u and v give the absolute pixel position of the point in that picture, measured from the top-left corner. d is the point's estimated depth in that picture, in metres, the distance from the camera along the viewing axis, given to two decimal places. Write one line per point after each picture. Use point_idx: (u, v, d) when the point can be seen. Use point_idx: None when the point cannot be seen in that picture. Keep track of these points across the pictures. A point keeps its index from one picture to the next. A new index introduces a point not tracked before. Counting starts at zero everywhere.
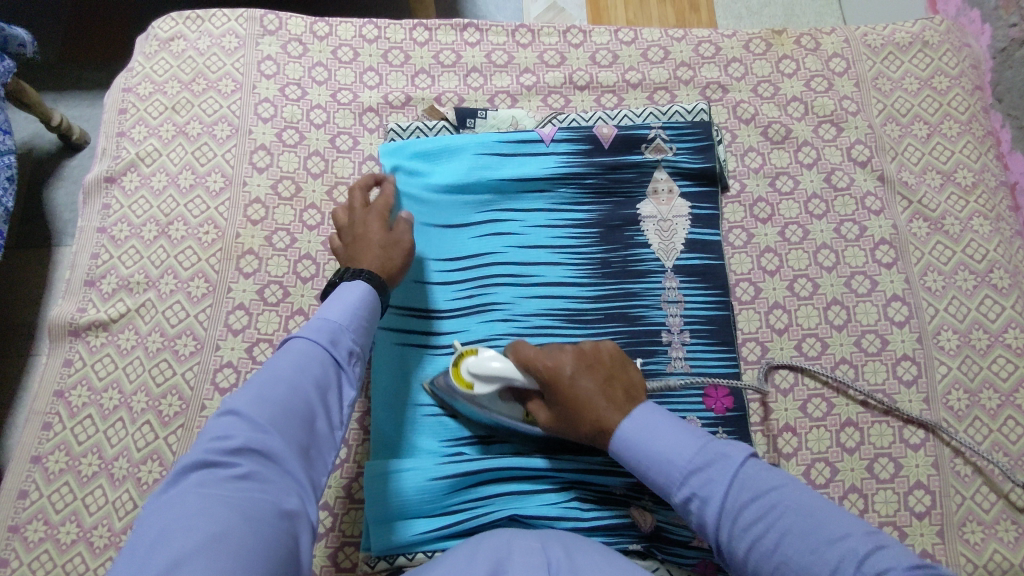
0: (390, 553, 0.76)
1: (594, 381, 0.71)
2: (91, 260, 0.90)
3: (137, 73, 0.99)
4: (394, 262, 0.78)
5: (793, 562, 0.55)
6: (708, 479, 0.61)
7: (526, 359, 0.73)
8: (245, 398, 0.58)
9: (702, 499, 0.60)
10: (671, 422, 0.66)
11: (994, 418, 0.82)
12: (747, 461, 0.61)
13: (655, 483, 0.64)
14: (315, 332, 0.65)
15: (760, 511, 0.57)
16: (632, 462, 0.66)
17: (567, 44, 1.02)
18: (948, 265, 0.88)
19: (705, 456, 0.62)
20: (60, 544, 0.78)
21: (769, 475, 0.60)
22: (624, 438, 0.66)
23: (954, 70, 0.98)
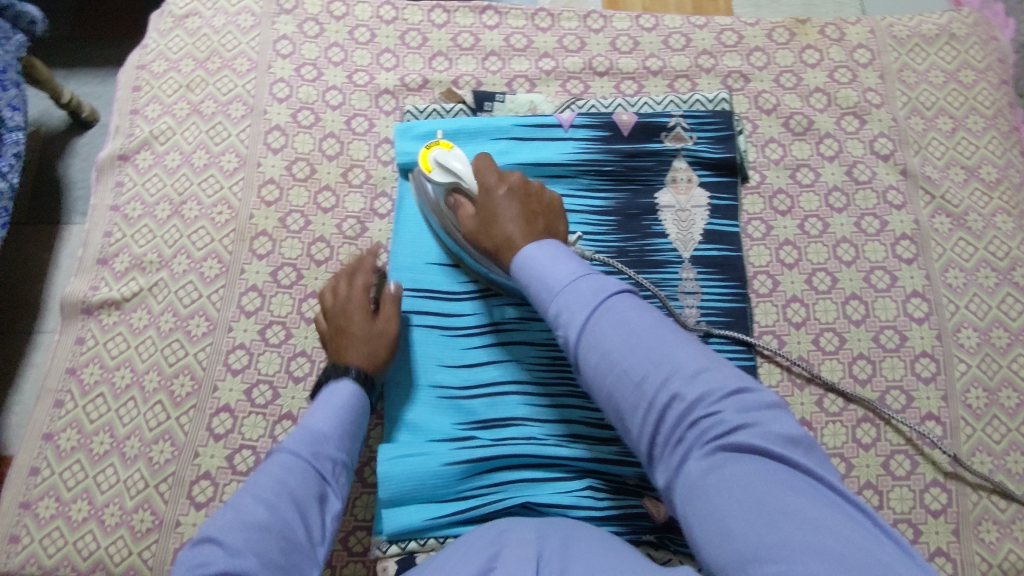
0: (401, 538, 0.75)
1: (521, 207, 0.73)
2: (104, 238, 0.89)
3: (151, 50, 0.98)
4: (381, 358, 0.77)
5: (635, 382, 0.57)
6: (577, 300, 0.61)
7: (480, 170, 0.77)
8: (224, 522, 0.58)
9: (569, 313, 0.61)
10: (561, 252, 0.65)
11: (1012, 418, 0.81)
12: (622, 294, 0.61)
13: (534, 296, 0.65)
14: (298, 444, 0.67)
15: (620, 337, 0.58)
16: (520, 278, 0.67)
17: (587, 29, 1.00)
18: (970, 261, 0.87)
19: (582, 280, 0.62)
20: (71, 521, 0.78)
21: (638, 307, 0.60)
22: (522, 259, 0.67)
23: (981, 64, 0.96)
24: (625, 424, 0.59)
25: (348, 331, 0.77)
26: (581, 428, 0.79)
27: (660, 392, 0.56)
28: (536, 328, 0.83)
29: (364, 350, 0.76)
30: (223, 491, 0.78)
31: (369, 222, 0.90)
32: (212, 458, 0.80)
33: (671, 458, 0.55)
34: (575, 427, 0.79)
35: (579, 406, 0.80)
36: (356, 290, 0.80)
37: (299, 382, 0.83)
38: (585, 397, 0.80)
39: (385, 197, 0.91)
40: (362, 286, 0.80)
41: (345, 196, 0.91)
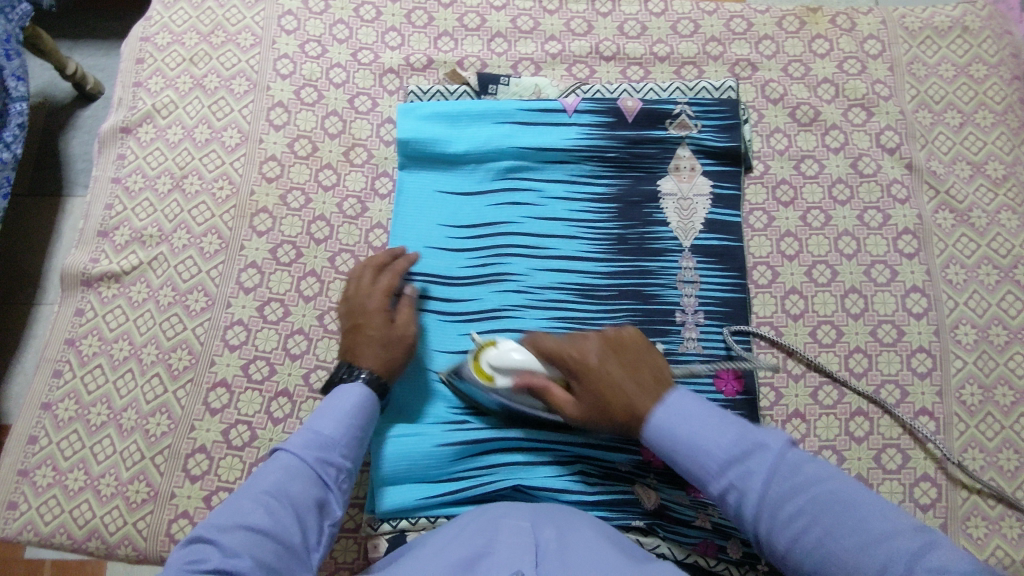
0: (392, 516, 0.76)
1: (621, 370, 0.68)
2: (105, 211, 0.89)
3: (155, 22, 0.97)
4: (395, 360, 0.75)
5: (836, 557, 0.53)
6: (748, 470, 0.58)
7: (552, 351, 0.70)
8: (222, 522, 0.59)
9: (739, 490, 0.58)
10: (703, 409, 0.63)
11: (1006, 415, 0.81)
12: (786, 451, 0.58)
13: (690, 473, 0.62)
14: (301, 448, 0.65)
15: (805, 505, 0.55)
16: (666, 452, 0.63)
17: (595, 12, 0.99)
18: (971, 258, 0.86)
19: (744, 447, 0.59)
20: (68, 490, 0.79)
21: (809, 465, 0.57)
22: (658, 426, 0.63)
23: (993, 58, 0.95)
24: None
25: (365, 330, 0.76)
26: None
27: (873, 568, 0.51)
28: (534, 314, 0.83)
29: (378, 350, 0.74)
30: (218, 465, 0.79)
31: (370, 202, 0.90)
32: (208, 433, 0.80)
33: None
34: None
35: None
36: (379, 291, 0.79)
37: (296, 360, 0.83)
38: None
39: (387, 177, 0.91)
40: (386, 286, 0.79)
41: (346, 175, 0.91)
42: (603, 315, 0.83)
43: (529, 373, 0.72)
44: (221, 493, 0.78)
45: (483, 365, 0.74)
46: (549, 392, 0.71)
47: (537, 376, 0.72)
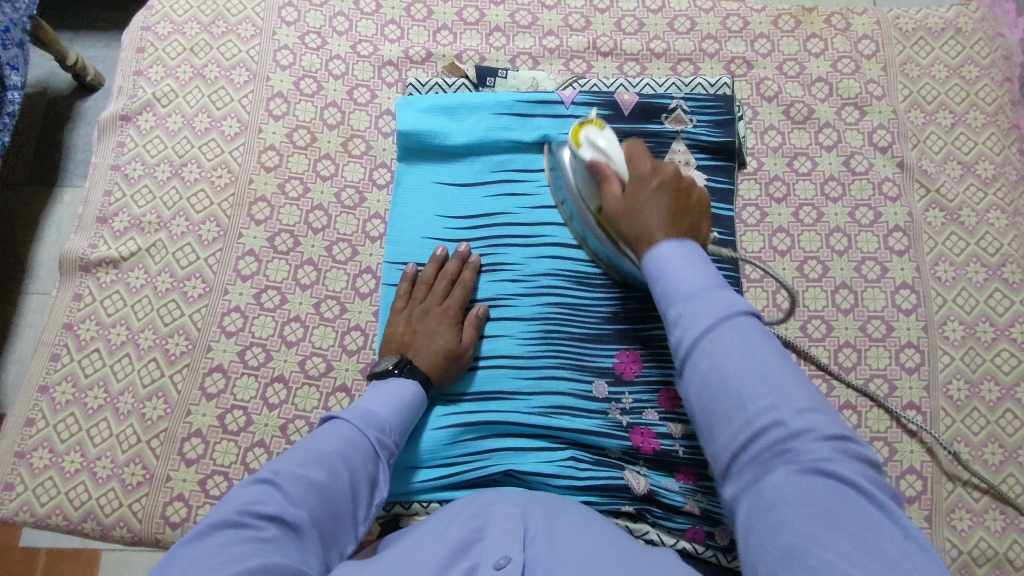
0: (388, 500, 0.77)
1: (665, 199, 0.68)
2: (104, 197, 0.90)
3: (156, 12, 0.98)
4: (446, 374, 0.79)
5: (737, 397, 0.53)
6: (703, 305, 0.56)
7: (632, 157, 0.72)
8: (288, 470, 0.61)
9: (691, 317, 0.57)
10: (694, 256, 0.61)
11: (992, 410, 0.82)
12: (745, 315, 0.56)
13: (657, 294, 0.60)
14: (363, 422, 0.69)
15: (740, 353, 0.54)
16: (648, 271, 0.62)
17: (593, 8, 1.00)
18: (961, 256, 0.88)
19: (709, 288, 0.57)
20: (64, 473, 0.79)
21: (761, 333, 0.55)
22: (656, 255, 0.62)
23: (984, 60, 0.96)
24: (714, 439, 0.55)
25: (431, 336, 0.79)
26: (567, 400, 0.80)
27: (762, 414, 0.52)
28: (529, 301, 0.84)
29: (436, 361, 0.78)
30: (213, 449, 0.80)
31: (368, 192, 0.91)
32: (204, 417, 0.81)
33: (754, 480, 0.51)
34: (563, 398, 0.80)
35: (567, 378, 0.81)
36: (453, 302, 0.82)
37: (292, 347, 0.84)
38: (573, 368, 0.82)
39: (385, 167, 0.92)
40: (459, 299, 0.82)
41: (345, 166, 0.92)
42: (598, 303, 0.84)
43: (605, 160, 0.73)
44: (216, 477, 0.79)
45: (581, 134, 0.76)
46: (607, 182, 0.72)
47: (611, 167, 0.73)
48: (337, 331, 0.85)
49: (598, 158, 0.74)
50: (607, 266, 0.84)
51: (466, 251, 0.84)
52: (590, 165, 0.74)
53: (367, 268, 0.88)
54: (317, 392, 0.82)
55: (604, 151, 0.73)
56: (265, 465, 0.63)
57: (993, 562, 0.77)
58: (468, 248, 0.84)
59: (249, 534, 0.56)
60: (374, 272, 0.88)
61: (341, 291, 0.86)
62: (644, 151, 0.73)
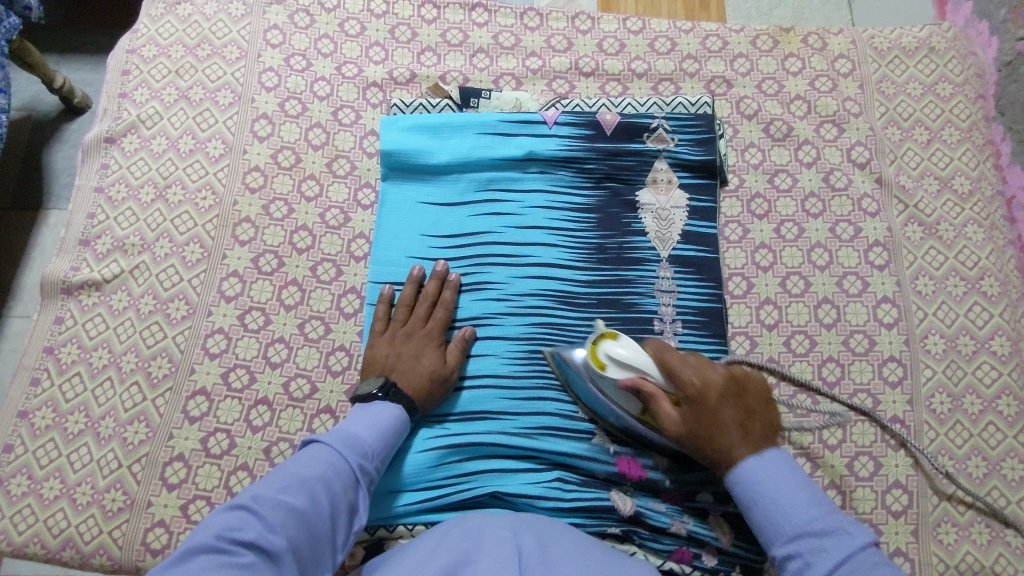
0: (372, 524, 0.76)
1: (729, 412, 0.71)
2: (87, 220, 0.90)
3: (141, 35, 0.98)
4: (431, 396, 0.78)
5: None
6: (820, 545, 0.62)
7: (672, 370, 0.73)
8: (269, 495, 0.61)
9: (806, 561, 0.62)
10: (787, 477, 0.67)
11: (975, 423, 0.83)
12: (859, 543, 0.61)
13: (762, 530, 0.66)
14: (345, 447, 0.68)
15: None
16: (744, 501, 0.68)
17: (575, 30, 1.02)
18: (940, 270, 0.89)
19: (823, 525, 0.63)
20: (43, 499, 0.78)
21: (881, 562, 0.60)
22: (749, 486, 0.67)
23: (958, 78, 0.98)
24: None
25: (415, 358, 0.79)
26: (552, 420, 0.80)
27: None
28: (514, 321, 0.84)
29: (421, 383, 0.77)
30: (196, 473, 0.79)
31: (353, 212, 0.91)
32: (186, 441, 0.80)
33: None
34: (548, 419, 0.80)
35: (553, 398, 0.81)
36: (435, 324, 0.82)
37: (276, 368, 0.83)
38: (558, 388, 0.81)
39: (370, 188, 0.92)
40: (441, 320, 0.82)
41: (329, 186, 0.92)
42: (582, 323, 0.85)
43: (641, 374, 0.74)
44: (199, 502, 0.78)
45: (599, 351, 0.76)
46: (656, 401, 0.73)
47: (651, 382, 0.74)
48: (321, 352, 0.85)
49: (635, 371, 0.74)
50: (624, 434, 0.79)
51: (445, 270, 0.84)
52: (625, 384, 0.74)
53: (351, 288, 0.88)
54: (301, 414, 0.82)
55: (634, 362, 0.74)
56: (244, 489, 0.62)
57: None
58: (446, 267, 0.85)
59: (225, 561, 0.55)
60: (359, 292, 0.87)
61: (325, 312, 0.86)
62: (677, 354, 0.75)
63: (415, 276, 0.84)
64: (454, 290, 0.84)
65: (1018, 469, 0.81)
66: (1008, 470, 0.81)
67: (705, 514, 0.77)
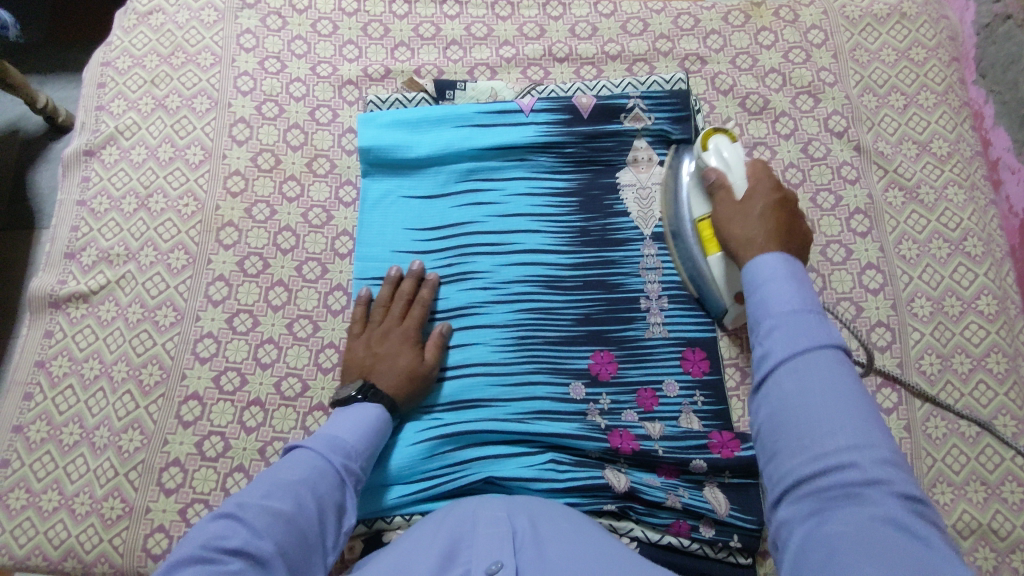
0: (369, 517, 0.77)
1: (774, 214, 0.71)
2: (71, 233, 0.90)
3: (115, 47, 0.99)
4: (413, 394, 0.79)
5: (815, 429, 0.46)
6: (798, 329, 0.50)
7: (755, 179, 0.74)
8: (252, 502, 0.59)
9: (784, 336, 0.50)
10: (797, 277, 0.55)
11: (965, 382, 0.83)
12: (836, 351, 0.49)
13: (752, 307, 0.55)
14: (327, 449, 0.68)
15: (821, 382, 0.47)
16: (747, 280, 0.57)
17: (546, 17, 1.02)
18: (923, 233, 0.89)
19: (812, 318, 0.51)
20: (42, 511, 0.78)
21: (850, 370, 0.48)
22: (759, 266, 0.57)
23: (931, 41, 0.98)
24: (772, 469, 0.47)
25: (395, 358, 0.79)
26: (544, 404, 0.80)
27: (841, 452, 0.44)
28: (500, 309, 0.85)
29: (401, 382, 0.78)
30: (192, 477, 0.79)
31: (335, 211, 0.91)
32: (181, 445, 0.81)
33: (811, 513, 0.44)
34: (540, 403, 0.80)
35: (544, 381, 0.81)
36: (412, 322, 0.82)
37: (267, 369, 0.84)
38: (550, 371, 0.82)
39: (350, 185, 0.93)
40: (418, 317, 0.82)
41: (310, 186, 0.92)
42: (569, 306, 0.85)
43: (725, 172, 0.77)
44: (197, 505, 0.78)
45: (710, 139, 0.80)
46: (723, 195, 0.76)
47: (732, 178, 0.76)
48: (311, 350, 0.85)
49: (721, 167, 0.78)
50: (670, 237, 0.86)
51: (421, 269, 0.84)
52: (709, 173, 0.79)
53: (338, 285, 0.88)
54: (294, 412, 0.82)
55: (728, 162, 0.78)
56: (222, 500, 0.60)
57: (977, 533, 0.77)
58: (422, 266, 0.85)
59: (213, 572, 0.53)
60: (345, 289, 0.88)
61: (313, 310, 0.87)
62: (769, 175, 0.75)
63: (390, 274, 0.84)
64: (428, 282, 0.84)
65: (1010, 425, 0.81)
66: (1001, 427, 0.81)
67: (700, 486, 0.77)
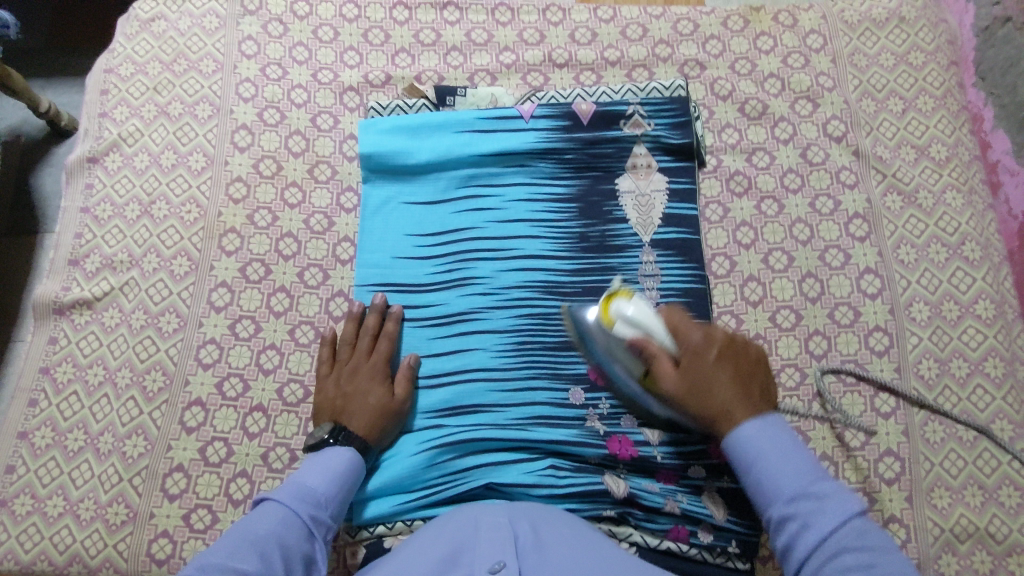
0: (371, 522, 0.77)
1: (725, 361, 0.70)
2: (74, 240, 0.91)
3: (118, 54, 0.99)
4: (386, 430, 0.78)
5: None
6: (813, 512, 0.59)
7: (677, 328, 0.71)
8: (213, 566, 0.58)
9: (804, 525, 0.59)
10: (786, 441, 0.64)
11: (963, 387, 0.83)
12: (853, 515, 0.58)
13: (752, 486, 0.64)
14: (296, 499, 0.67)
15: (855, 564, 0.55)
16: (738, 459, 0.65)
17: (546, 22, 1.02)
18: (921, 238, 0.89)
19: (818, 492, 0.60)
20: (47, 517, 0.79)
21: (875, 533, 0.57)
22: (742, 439, 0.65)
23: (930, 46, 0.98)
24: None
25: (364, 395, 0.78)
26: (544, 410, 0.81)
27: None
28: (500, 316, 0.85)
29: (372, 420, 0.77)
30: (196, 483, 0.80)
31: (336, 217, 0.92)
32: (185, 451, 0.81)
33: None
34: (539, 409, 0.81)
35: (543, 387, 0.82)
36: (379, 357, 0.81)
37: (269, 375, 0.84)
38: (549, 377, 0.82)
39: (351, 191, 0.93)
40: (385, 353, 0.82)
41: (312, 192, 0.93)
42: None
43: (646, 336, 0.72)
44: (200, 511, 0.79)
45: (610, 309, 0.74)
46: (658, 361, 0.71)
47: (655, 341, 0.71)
48: (312, 356, 0.86)
49: (638, 332, 0.72)
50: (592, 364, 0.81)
51: (382, 303, 0.84)
52: (630, 342, 0.72)
53: (339, 291, 0.89)
54: (296, 418, 0.83)
55: (640, 323, 0.72)
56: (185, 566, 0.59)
57: (974, 537, 0.78)
58: (384, 299, 0.84)
59: None
60: (346, 295, 0.88)
61: (314, 316, 0.87)
62: (684, 316, 0.73)
63: (355, 311, 0.84)
64: (394, 316, 0.84)
65: (1008, 429, 0.81)
66: (998, 431, 0.81)
67: (699, 491, 0.78)
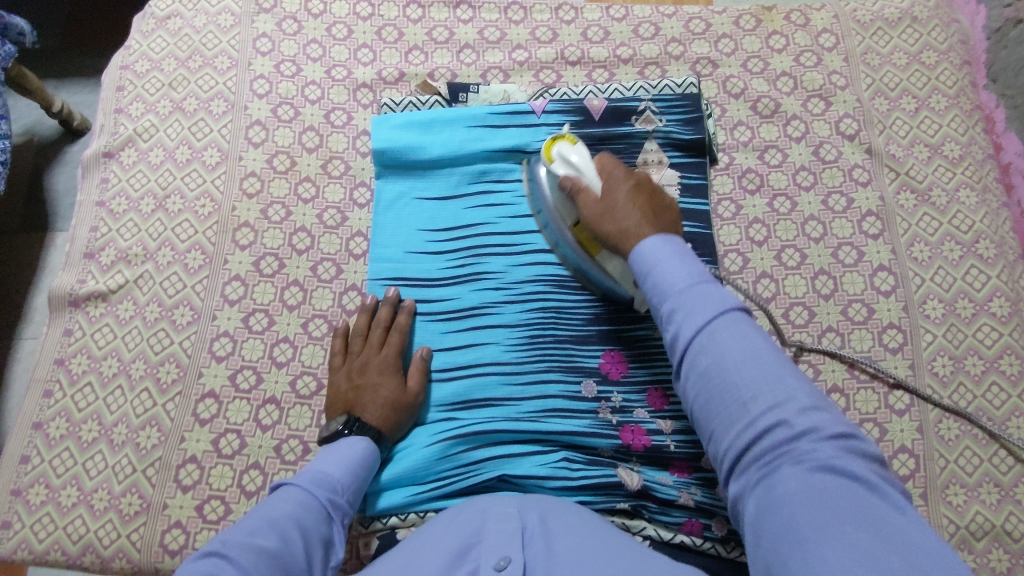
0: (385, 514, 0.77)
1: (638, 196, 0.73)
2: (90, 233, 0.91)
3: (134, 51, 1.00)
4: (399, 422, 0.79)
5: (735, 391, 0.55)
6: (699, 306, 0.59)
7: (605, 173, 0.76)
8: (237, 540, 0.57)
9: (687, 313, 0.60)
10: (682, 255, 0.64)
11: (978, 384, 0.83)
12: (735, 314, 0.59)
13: (650, 292, 0.64)
14: (313, 484, 0.67)
15: (732, 352, 0.56)
16: (638, 267, 0.66)
17: (559, 20, 1.03)
18: (934, 235, 0.89)
19: (706, 291, 0.60)
20: (61, 507, 0.79)
21: (753, 330, 0.58)
22: (646, 248, 0.66)
23: (942, 45, 0.98)
24: (713, 435, 0.57)
25: (376, 388, 0.78)
26: (556, 403, 0.81)
27: (765, 414, 0.54)
28: (512, 309, 0.85)
29: (384, 413, 0.77)
30: (209, 474, 0.80)
31: (349, 212, 0.92)
32: (198, 442, 0.82)
33: (759, 480, 0.52)
34: (551, 401, 0.81)
35: (556, 379, 0.82)
36: (391, 350, 0.81)
37: (282, 367, 0.85)
38: (562, 370, 0.82)
39: (365, 186, 0.94)
40: (397, 345, 0.82)
41: (325, 187, 0.93)
42: (580, 306, 0.86)
43: (578, 176, 0.78)
44: (213, 502, 0.79)
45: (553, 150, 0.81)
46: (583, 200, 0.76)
47: (585, 181, 0.77)
48: (325, 350, 0.86)
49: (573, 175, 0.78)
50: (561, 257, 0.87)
51: (396, 296, 0.85)
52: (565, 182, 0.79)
53: (352, 285, 0.89)
54: (309, 411, 0.83)
55: (577, 167, 0.78)
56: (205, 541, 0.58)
57: (991, 535, 0.77)
58: (397, 293, 0.85)
59: None
60: (359, 289, 0.89)
61: (327, 310, 0.88)
62: (617, 168, 0.77)
63: (369, 303, 0.84)
64: (406, 308, 0.84)
65: None
66: (1014, 429, 0.81)
67: (713, 484, 0.78)
